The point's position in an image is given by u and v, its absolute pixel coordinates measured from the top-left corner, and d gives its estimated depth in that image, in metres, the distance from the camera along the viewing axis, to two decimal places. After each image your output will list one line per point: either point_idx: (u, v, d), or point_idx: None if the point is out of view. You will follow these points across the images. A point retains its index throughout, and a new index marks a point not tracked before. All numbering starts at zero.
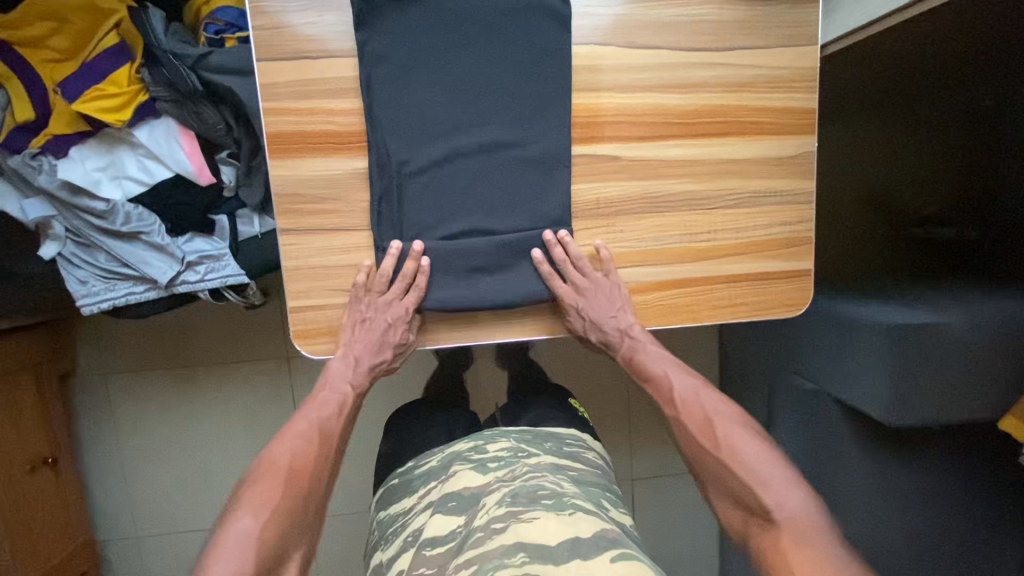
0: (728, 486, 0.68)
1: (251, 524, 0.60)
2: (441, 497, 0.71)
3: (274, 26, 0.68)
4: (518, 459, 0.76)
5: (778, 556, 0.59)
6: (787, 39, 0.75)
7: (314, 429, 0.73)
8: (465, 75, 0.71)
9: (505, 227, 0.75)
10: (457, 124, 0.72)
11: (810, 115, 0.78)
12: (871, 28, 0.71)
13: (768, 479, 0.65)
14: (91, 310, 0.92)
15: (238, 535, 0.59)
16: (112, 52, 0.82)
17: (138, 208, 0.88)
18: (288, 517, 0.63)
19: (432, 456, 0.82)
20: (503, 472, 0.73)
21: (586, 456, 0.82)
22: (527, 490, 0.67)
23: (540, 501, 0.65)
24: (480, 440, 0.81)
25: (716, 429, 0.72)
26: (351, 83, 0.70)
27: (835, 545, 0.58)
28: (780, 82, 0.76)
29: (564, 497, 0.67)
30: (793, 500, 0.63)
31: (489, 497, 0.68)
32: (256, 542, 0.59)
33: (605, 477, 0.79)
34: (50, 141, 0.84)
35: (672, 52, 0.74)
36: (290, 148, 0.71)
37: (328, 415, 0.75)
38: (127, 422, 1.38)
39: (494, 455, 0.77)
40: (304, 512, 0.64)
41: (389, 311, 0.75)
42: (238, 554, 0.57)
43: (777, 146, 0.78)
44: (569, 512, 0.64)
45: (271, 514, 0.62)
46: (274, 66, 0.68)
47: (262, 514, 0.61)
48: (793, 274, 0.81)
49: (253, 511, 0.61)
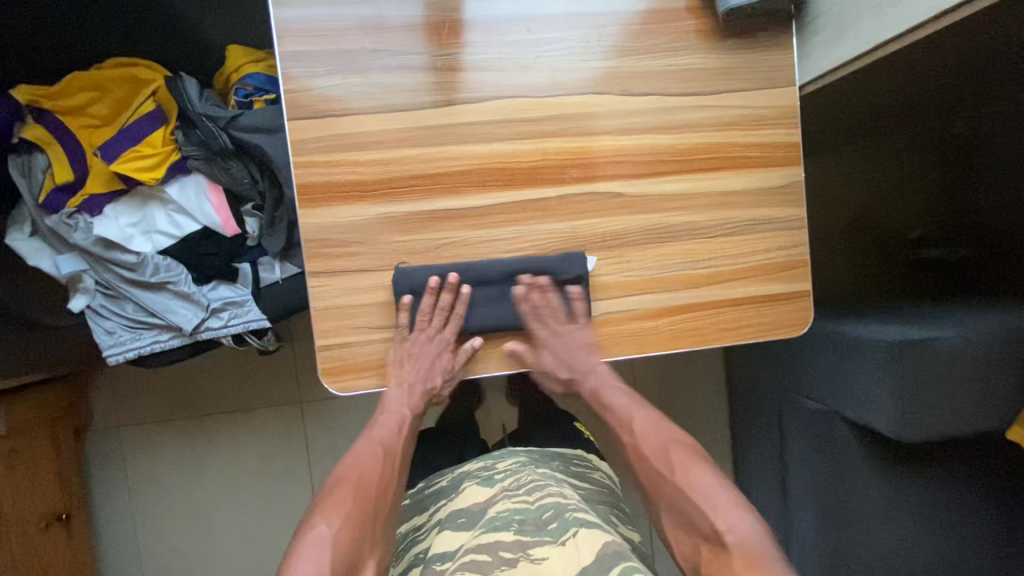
0: (682, 512, 0.73)
1: (332, 534, 0.66)
2: (451, 515, 0.73)
3: (303, 88, 0.75)
4: (524, 470, 0.80)
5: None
6: (768, 81, 0.83)
7: (378, 445, 0.78)
8: (475, 125, 0.78)
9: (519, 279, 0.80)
10: (470, 171, 0.78)
11: (796, 148, 0.84)
12: (839, 71, 0.78)
13: (719, 503, 0.71)
14: (118, 359, 0.96)
15: (313, 545, 0.64)
16: (150, 116, 0.88)
17: (167, 259, 0.93)
18: (357, 528, 0.67)
19: (444, 475, 0.87)
20: (508, 481, 0.77)
21: (594, 476, 0.86)
22: (535, 517, 0.68)
23: (547, 528, 0.66)
24: (489, 459, 0.86)
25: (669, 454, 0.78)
26: (373, 137, 0.76)
27: (778, 563, 0.64)
28: (766, 119, 0.83)
29: (566, 513, 0.67)
30: (742, 525, 0.68)
31: (494, 508, 0.71)
32: (333, 548, 0.64)
33: (613, 495, 0.84)
34: (86, 201, 0.90)
35: (665, 97, 0.81)
36: (316, 197, 0.75)
37: (390, 433, 0.80)
38: (138, 475, 1.37)
39: (500, 469, 0.81)
40: (374, 527, 0.69)
41: (433, 343, 0.80)
42: (318, 560, 0.63)
43: (769, 177, 0.84)
44: (573, 532, 0.64)
45: (345, 524, 0.67)
46: (301, 124, 0.75)
47: (334, 525, 0.67)
48: (792, 296, 0.85)
49: (327, 522, 0.67)
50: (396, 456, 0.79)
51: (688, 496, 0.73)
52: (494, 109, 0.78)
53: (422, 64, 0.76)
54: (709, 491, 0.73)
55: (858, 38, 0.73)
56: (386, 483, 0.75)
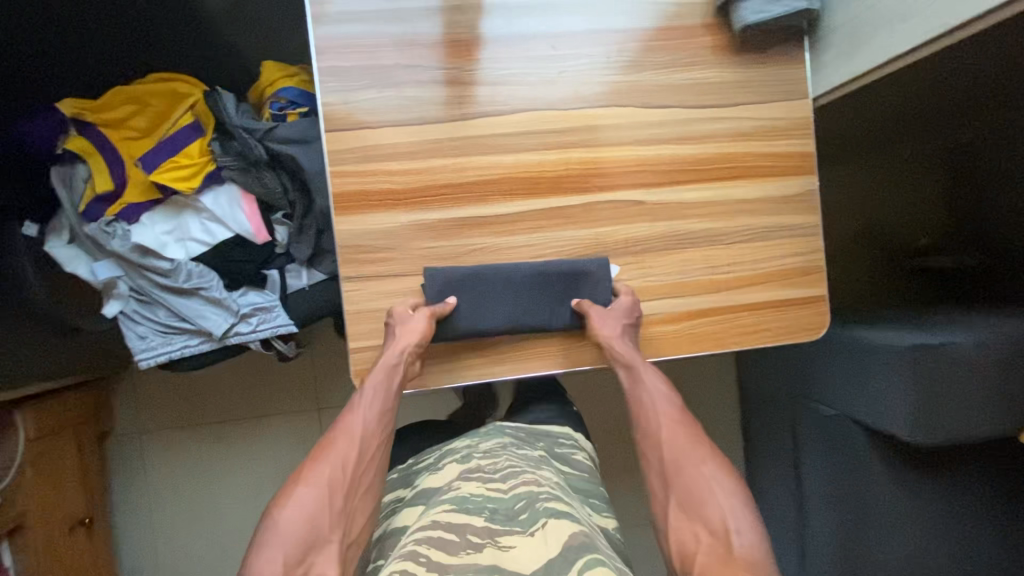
0: (686, 503, 0.67)
1: (287, 517, 0.63)
2: (426, 491, 0.76)
3: (339, 102, 0.78)
4: (503, 450, 0.82)
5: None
6: (782, 94, 0.86)
7: (350, 423, 0.73)
8: (501, 137, 0.81)
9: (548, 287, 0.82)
10: (497, 180, 0.81)
11: (809, 158, 0.87)
12: (853, 83, 0.81)
13: (730, 501, 0.66)
14: (149, 363, 0.99)
15: (269, 531, 0.63)
16: (188, 128, 0.92)
17: (199, 266, 0.96)
18: (315, 515, 0.64)
19: (431, 452, 0.87)
20: (486, 460, 0.79)
21: (575, 457, 0.88)
22: (506, 507, 0.70)
23: (517, 518, 0.68)
24: (475, 437, 0.86)
25: (681, 445, 0.73)
26: (405, 148, 0.79)
27: None
28: (781, 130, 0.86)
29: (536, 504, 0.69)
30: (748, 531, 0.63)
31: (465, 485, 0.73)
32: (288, 539, 0.62)
33: (594, 478, 0.85)
34: (125, 210, 0.94)
35: (683, 110, 0.84)
36: (352, 205, 0.79)
37: (362, 410, 0.74)
38: (157, 481, 1.39)
39: (483, 448, 0.83)
40: (335, 508, 0.65)
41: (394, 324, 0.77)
42: (273, 549, 0.61)
43: (784, 186, 0.87)
44: (541, 525, 0.66)
45: (304, 510, 0.64)
46: (338, 135, 0.78)
47: (291, 513, 0.64)
48: (809, 300, 0.88)
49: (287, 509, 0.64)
50: (366, 434, 0.73)
51: (700, 489, 0.68)
52: (520, 121, 0.81)
53: (451, 79, 0.80)
54: (719, 488, 0.67)
55: (871, 54, 0.76)
56: (353, 461, 0.70)
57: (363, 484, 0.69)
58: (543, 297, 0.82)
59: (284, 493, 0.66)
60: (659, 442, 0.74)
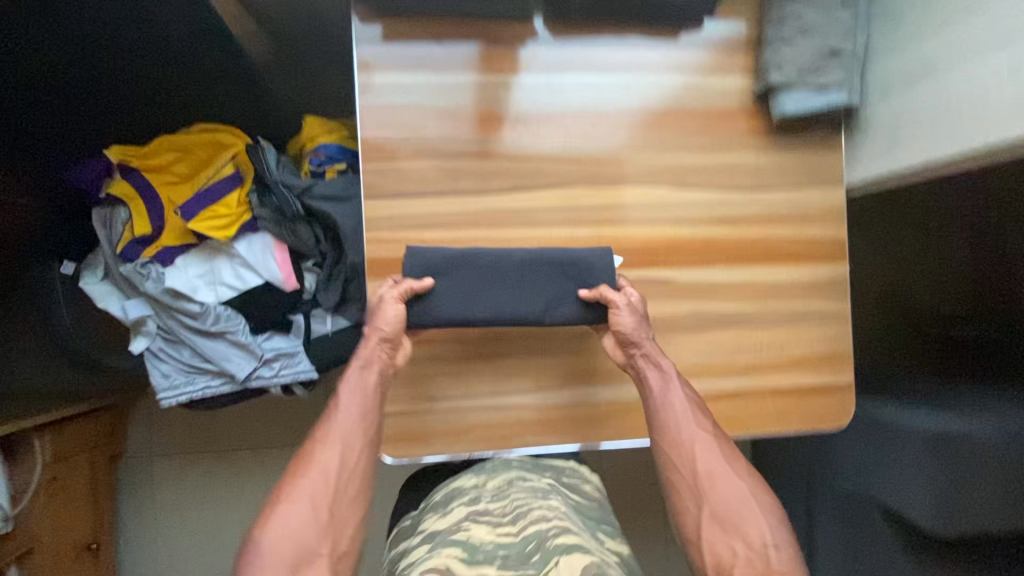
0: (723, 515, 0.70)
1: (270, 540, 0.63)
2: (428, 534, 0.69)
3: (380, 169, 0.80)
4: (511, 489, 0.74)
5: None
6: (819, 180, 0.86)
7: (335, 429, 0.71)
8: (536, 209, 0.82)
9: (546, 279, 0.78)
10: (529, 252, 0.82)
11: (842, 245, 0.87)
12: (891, 178, 0.80)
13: (767, 515, 0.70)
14: (171, 402, 1.00)
15: (251, 557, 0.62)
16: (227, 180, 0.94)
17: (228, 309, 0.97)
18: (307, 528, 0.64)
19: (437, 492, 0.81)
20: (495, 503, 0.72)
21: (583, 488, 0.82)
22: (518, 549, 0.60)
23: (529, 560, 0.58)
24: (482, 474, 0.80)
25: (716, 461, 0.74)
26: (442, 217, 0.81)
27: None
28: (814, 216, 0.87)
29: (548, 543, 0.59)
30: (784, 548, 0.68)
31: (472, 527, 0.65)
32: (278, 557, 0.62)
33: (603, 509, 0.78)
34: (160, 253, 0.95)
35: (717, 192, 0.85)
36: (387, 271, 0.80)
37: (345, 412, 0.73)
38: (164, 508, 1.40)
39: (490, 488, 0.76)
40: (321, 522, 0.65)
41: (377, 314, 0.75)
42: (263, 564, 0.61)
43: (816, 271, 0.87)
44: (554, 563, 0.56)
45: (290, 525, 0.64)
46: (377, 202, 0.80)
47: (278, 526, 0.64)
48: (835, 387, 0.87)
49: (275, 523, 0.64)
50: (350, 438, 0.72)
51: (735, 505, 0.71)
52: (554, 195, 0.83)
53: (489, 151, 0.81)
54: (754, 500, 0.71)
55: (907, 153, 0.76)
56: (337, 473, 0.69)
57: (349, 492, 0.69)
58: (535, 275, 0.78)
59: (264, 514, 0.65)
60: (690, 454, 0.75)
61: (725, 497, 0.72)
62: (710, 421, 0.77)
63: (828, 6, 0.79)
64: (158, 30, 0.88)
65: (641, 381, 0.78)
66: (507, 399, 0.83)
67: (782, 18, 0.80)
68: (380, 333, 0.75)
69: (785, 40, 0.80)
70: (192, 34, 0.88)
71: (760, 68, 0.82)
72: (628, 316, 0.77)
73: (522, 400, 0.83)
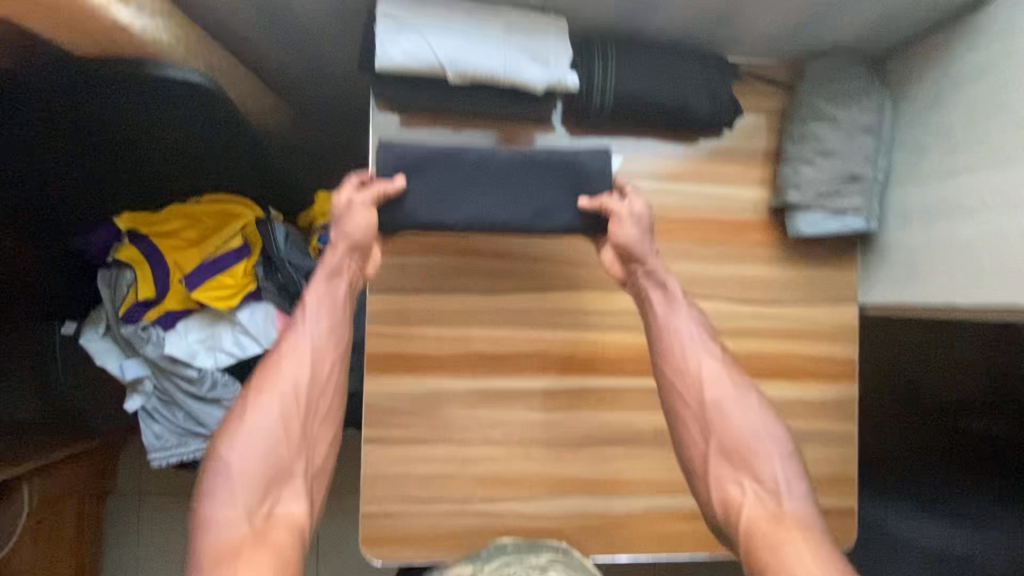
0: (731, 451, 0.70)
1: (241, 462, 0.65)
2: None
3: (387, 263, 0.79)
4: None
5: (774, 548, 0.61)
6: (833, 297, 0.84)
7: (301, 349, 0.70)
8: (542, 311, 0.81)
9: (540, 200, 0.73)
10: (532, 355, 0.81)
11: (852, 364, 0.85)
12: (911, 308, 0.77)
13: (772, 455, 0.70)
14: (161, 462, 0.99)
15: (222, 473, 0.64)
16: (235, 251, 0.93)
17: (226, 376, 0.96)
18: (274, 453, 0.67)
19: None
20: None
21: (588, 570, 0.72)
22: None
23: None
24: (475, 562, 0.70)
25: (722, 400, 0.72)
26: (446, 315, 0.79)
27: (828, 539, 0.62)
28: (825, 334, 0.85)
29: None
30: (794, 494, 0.67)
31: None
32: (248, 472, 0.65)
33: None
34: (162, 316, 0.94)
35: (727, 303, 0.83)
36: (386, 367, 0.78)
37: (314, 327, 0.71)
38: (147, 550, 1.38)
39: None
40: (293, 440, 0.68)
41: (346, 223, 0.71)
42: (227, 489, 0.64)
43: (823, 390, 0.85)
44: None
45: (257, 449, 0.66)
46: (382, 296, 0.78)
47: (243, 454, 0.65)
48: (837, 510, 0.85)
49: (238, 448, 0.66)
50: (321, 354, 0.71)
51: (746, 436, 0.70)
52: (560, 297, 0.81)
53: (499, 250, 0.80)
54: (755, 431, 0.71)
55: (929, 290, 0.74)
56: (307, 396, 0.70)
57: (321, 410, 0.71)
58: (534, 184, 0.73)
59: (227, 437, 0.66)
60: (696, 385, 0.73)
61: (732, 434, 0.71)
62: (718, 346, 0.74)
63: (851, 131, 0.77)
64: (197, 142, 0.83)
65: (644, 299, 0.75)
66: (500, 505, 0.80)
67: (802, 138, 0.79)
68: (350, 241, 0.71)
69: (805, 160, 0.78)
70: (229, 149, 0.84)
71: (778, 183, 0.81)
72: (633, 228, 0.73)
73: (515, 507, 0.80)
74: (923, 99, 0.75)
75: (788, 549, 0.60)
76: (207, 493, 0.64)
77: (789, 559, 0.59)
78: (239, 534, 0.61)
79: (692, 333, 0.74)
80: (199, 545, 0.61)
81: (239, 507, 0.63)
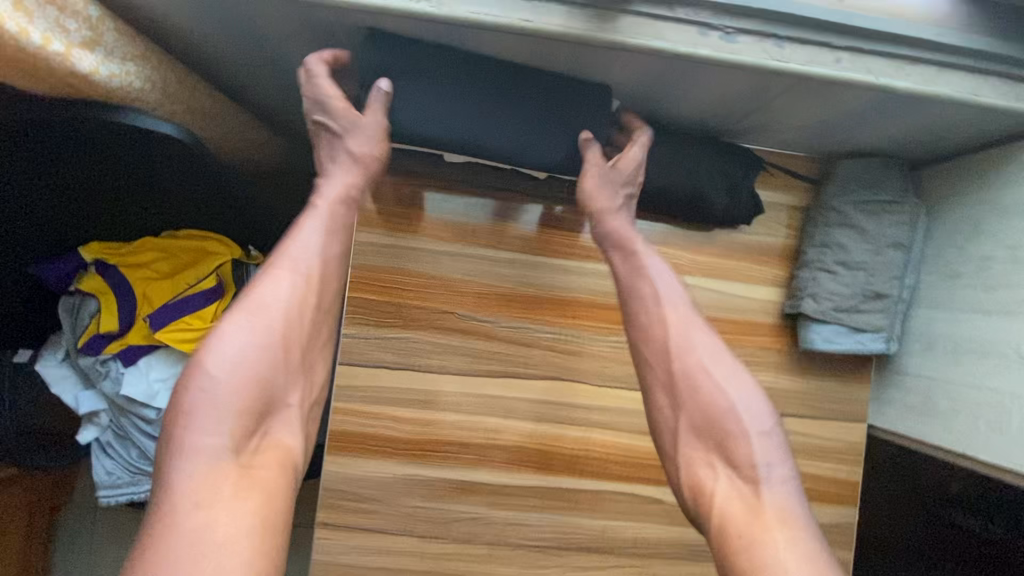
0: (703, 423, 0.57)
1: (235, 378, 0.52)
2: None
3: (360, 334, 0.72)
4: None
5: (748, 546, 0.50)
6: (840, 413, 0.78)
7: (294, 259, 0.59)
8: (525, 399, 0.75)
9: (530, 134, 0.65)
10: (509, 446, 0.74)
11: (855, 487, 0.79)
12: (925, 446, 0.71)
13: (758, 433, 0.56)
14: (108, 502, 0.90)
15: (210, 387, 0.51)
16: (206, 293, 0.87)
17: None
18: (267, 368, 0.54)
19: None
20: None
21: None
22: None
23: None
24: None
25: (691, 365, 0.59)
26: (418, 396, 0.73)
27: (812, 530, 0.51)
28: (829, 452, 0.78)
29: None
30: (780, 475, 0.54)
31: None
32: (234, 397, 0.52)
33: None
34: (123, 350, 0.86)
35: None
36: (348, 447, 0.72)
37: (313, 237, 0.61)
38: None
39: None
40: (294, 361, 0.57)
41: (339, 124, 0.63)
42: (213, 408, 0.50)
43: (821, 512, 0.78)
44: None
45: (246, 364, 0.53)
46: (351, 370, 0.72)
47: (232, 365, 0.52)
48: None
49: (221, 359, 0.52)
50: (322, 272, 0.61)
51: (721, 411, 0.57)
52: (546, 386, 0.75)
53: (482, 330, 0.74)
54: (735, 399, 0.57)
55: (948, 432, 0.67)
56: (307, 313, 0.59)
57: (321, 332, 0.60)
58: (527, 124, 0.65)
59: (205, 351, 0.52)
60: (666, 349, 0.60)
61: (708, 405, 0.57)
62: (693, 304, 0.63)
63: (876, 244, 0.71)
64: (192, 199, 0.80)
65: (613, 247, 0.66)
66: None
67: (824, 244, 0.73)
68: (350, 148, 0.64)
69: (825, 269, 0.72)
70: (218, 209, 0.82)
71: (794, 288, 0.75)
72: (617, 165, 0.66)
73: None
74: (961, 221, 0.69)
75: (759, 547, 0.49)
76: (183, 411, 0.50)
77: (762, 560, 0.48)
78: (224, 467, 0.49)
79: (670, 290, 0.63)
80: (173, 476, 0.48)
81: (221, 432, 0.50)
